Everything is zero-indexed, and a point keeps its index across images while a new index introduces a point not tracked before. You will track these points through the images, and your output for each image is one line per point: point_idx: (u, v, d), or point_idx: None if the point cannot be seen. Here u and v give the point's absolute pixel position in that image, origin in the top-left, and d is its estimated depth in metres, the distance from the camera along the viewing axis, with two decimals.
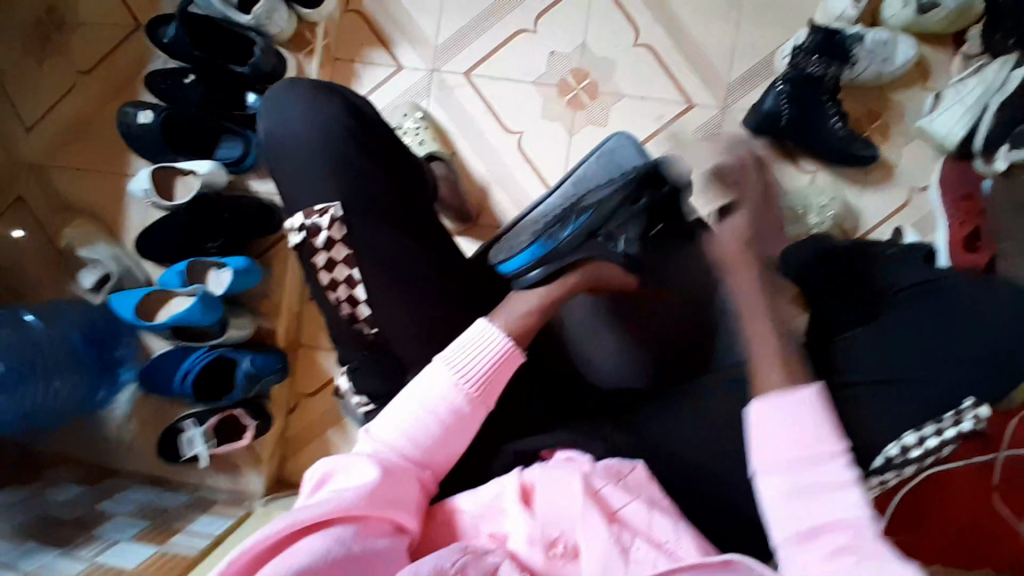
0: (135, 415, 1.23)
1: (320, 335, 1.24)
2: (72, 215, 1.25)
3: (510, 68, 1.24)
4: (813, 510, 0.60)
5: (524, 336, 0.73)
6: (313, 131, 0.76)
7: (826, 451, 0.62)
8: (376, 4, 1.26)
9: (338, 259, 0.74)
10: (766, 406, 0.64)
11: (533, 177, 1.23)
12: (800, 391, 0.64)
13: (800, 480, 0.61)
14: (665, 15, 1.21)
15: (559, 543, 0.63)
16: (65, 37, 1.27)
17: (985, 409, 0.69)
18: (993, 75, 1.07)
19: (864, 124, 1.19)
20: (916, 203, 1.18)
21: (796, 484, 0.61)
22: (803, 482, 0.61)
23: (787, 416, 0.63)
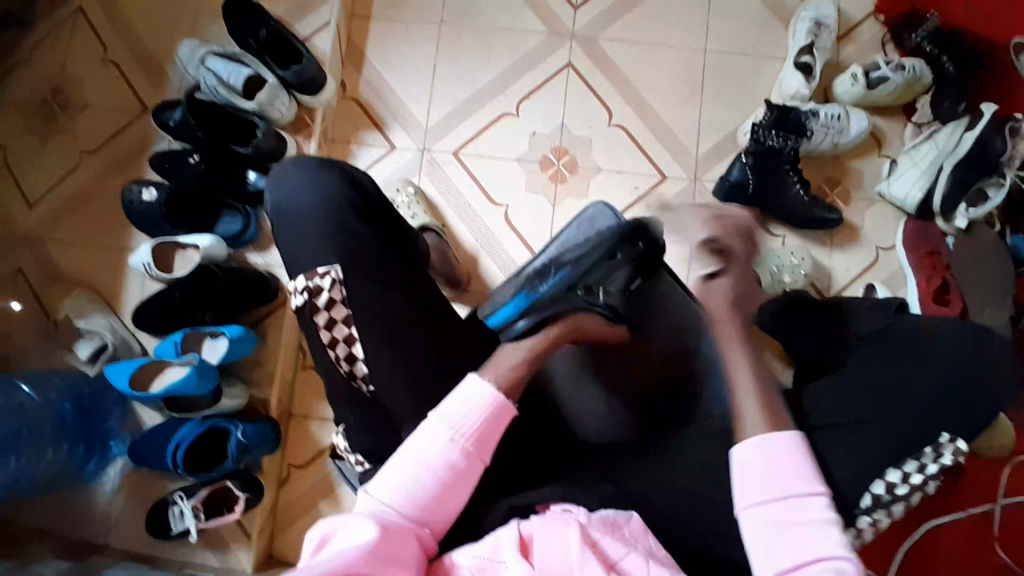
0: (124, 485, 1.21)
1: (314, 404, 1.27)
2: (69, 288, 1.28)
3: (496, 146, 1.33)
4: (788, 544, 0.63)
5: (513, 390, 0.75)
6: (314, 203, 0.81)
7: (807, 488, 0.65)
8: (370, 91, 1.37)
9: (337, 318, 0.77)
10: (746, 448, 0.68)
11: (519, 245, 1.29)
12: (784, 434, 0.69)
13: (778, 518, 0.64)
14: (636, 97, 1.33)
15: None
16: (76, 122, 1.35)
17: (961, 442, 0.77)
18: (946, 138, 1.18)
19: (827, 190, 1.27)
20: (884, 261, 1.25)
21: (777, 521, 0.64)
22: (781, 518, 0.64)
23: (764, 456, 0.67)
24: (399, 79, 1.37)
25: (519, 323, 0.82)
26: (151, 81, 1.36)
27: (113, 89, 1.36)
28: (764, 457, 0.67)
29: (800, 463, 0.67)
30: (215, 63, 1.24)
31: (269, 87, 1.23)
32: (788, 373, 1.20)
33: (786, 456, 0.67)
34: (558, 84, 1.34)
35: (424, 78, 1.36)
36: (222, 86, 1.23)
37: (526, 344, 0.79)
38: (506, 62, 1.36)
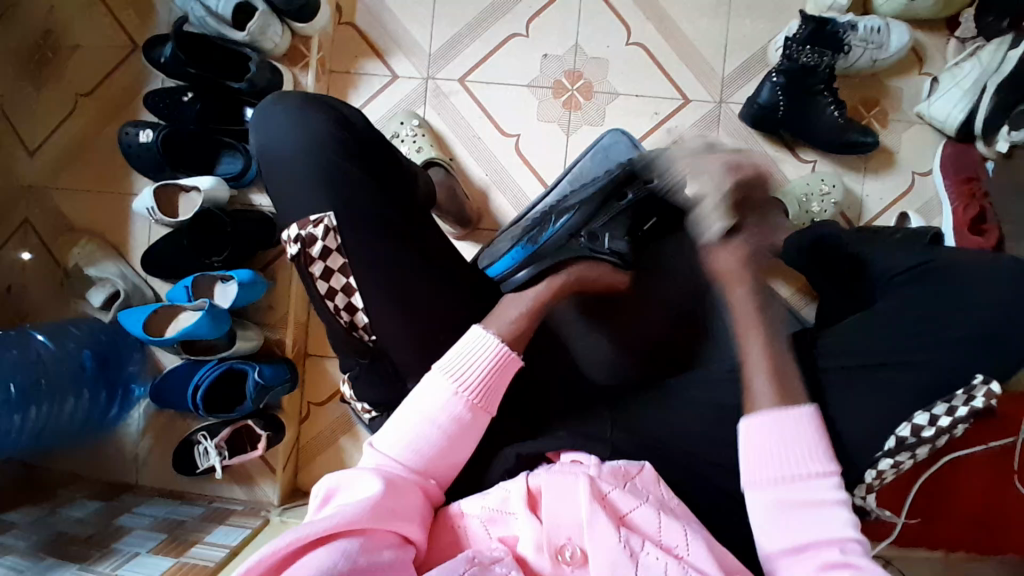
0: (149, 429, 1.24)
1: (326, 344, 1.26)
2: (79, 236, 1.26)
3: (505, 73, 1.25)
4: (799, 527, 0.64)
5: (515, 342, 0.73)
6: (305, 138, 0.76)
7: (812, 462, 0.66)
8: (368, 15, 1.27)
9: (332, 268, 0.74)
10: (756, 421, 0.68)
11: (529, 177, 1.23)
12: (796, 409, 0.68)
13: (786, 495, 0.65)
14: (656, 12, 1.22)
15: (566, 549, 0.63)
16: (65, 60, 1.28)
17: (995, 385, 0.74)
18: (989, 56, 1.07)
19: (862, 112, 1.18)
20: (920, 188, 1.17)
21: (784, 499, 0.65)
22: (791, 497, 0.65)
23: (780, 434, 0.67)
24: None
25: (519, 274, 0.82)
26: (139, 11, 1.27)
27: (101, 24, 1.28)
28: (766, 441, 0.67)
29: (809, 434, 0.67)
30: None
31: (261, 15, 1.14)
32: (811, 309, 1.15)
33: (796, 431, 0.67)
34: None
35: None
36: (211, 17, 1.15)
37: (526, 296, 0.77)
38: None
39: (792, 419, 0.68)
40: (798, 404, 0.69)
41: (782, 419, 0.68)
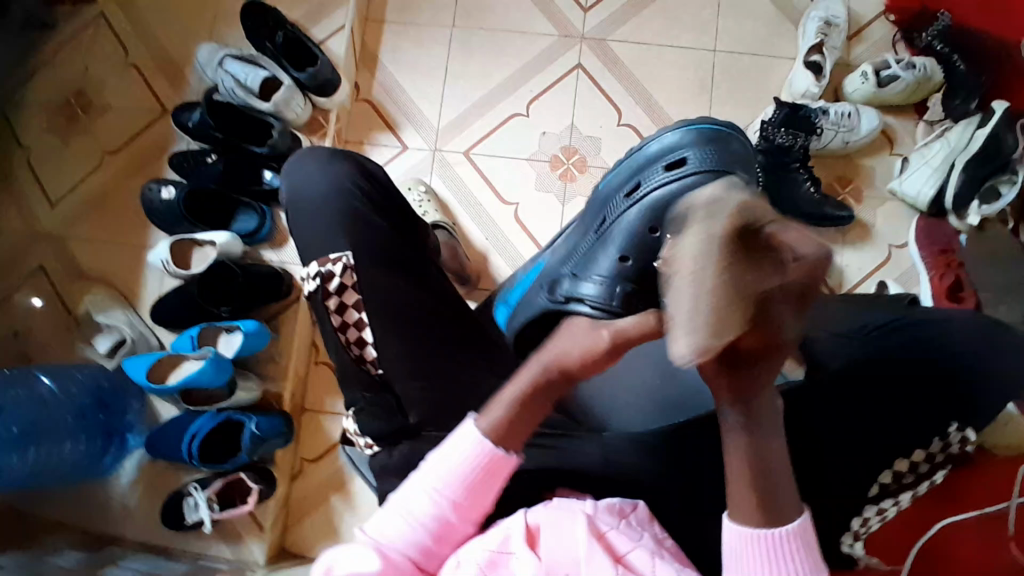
0: (139, 479, 1.23)
1: (329, 398, 1.28)
2: (92, 283, 1.32)
3: (506, 147, 1.35)
4: None
5: (509, 436, 0.67)
6: (325, 189, 0.84)
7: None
8: (383, 93, 1.39)
9: (348, 304, 0.79)
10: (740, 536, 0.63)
11: (527, 241, 1.31)
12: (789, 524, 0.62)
13: None
14: (644, 97, 1.34)
15: None
16: (97, 123, 1.38)
17: (969, 433, 0.81)
18: (957, 137, 1.18)
19: (837, 188, 1.27)
20: (896, 259, 1.24)
21: None
22: None
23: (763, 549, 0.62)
24: (412, 80, 1.39)
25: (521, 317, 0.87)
26: (173, 83, 1.39)
27: (136, 91, 1.39)
28: (744, 562, 0.63)
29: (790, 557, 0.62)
30: (232, 66, 1.29)
31: (286, 88, 1.26)
32: None
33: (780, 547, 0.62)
34: (568, 85, 1.36)
35: (436, 79, 1.39)
36: (239, 87, 1.27)
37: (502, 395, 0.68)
38: (517, 63, 1.38)
39: (779, 539, 0.62)
40: (782, 521, 0.62)
41: (759, 539, 0.62)
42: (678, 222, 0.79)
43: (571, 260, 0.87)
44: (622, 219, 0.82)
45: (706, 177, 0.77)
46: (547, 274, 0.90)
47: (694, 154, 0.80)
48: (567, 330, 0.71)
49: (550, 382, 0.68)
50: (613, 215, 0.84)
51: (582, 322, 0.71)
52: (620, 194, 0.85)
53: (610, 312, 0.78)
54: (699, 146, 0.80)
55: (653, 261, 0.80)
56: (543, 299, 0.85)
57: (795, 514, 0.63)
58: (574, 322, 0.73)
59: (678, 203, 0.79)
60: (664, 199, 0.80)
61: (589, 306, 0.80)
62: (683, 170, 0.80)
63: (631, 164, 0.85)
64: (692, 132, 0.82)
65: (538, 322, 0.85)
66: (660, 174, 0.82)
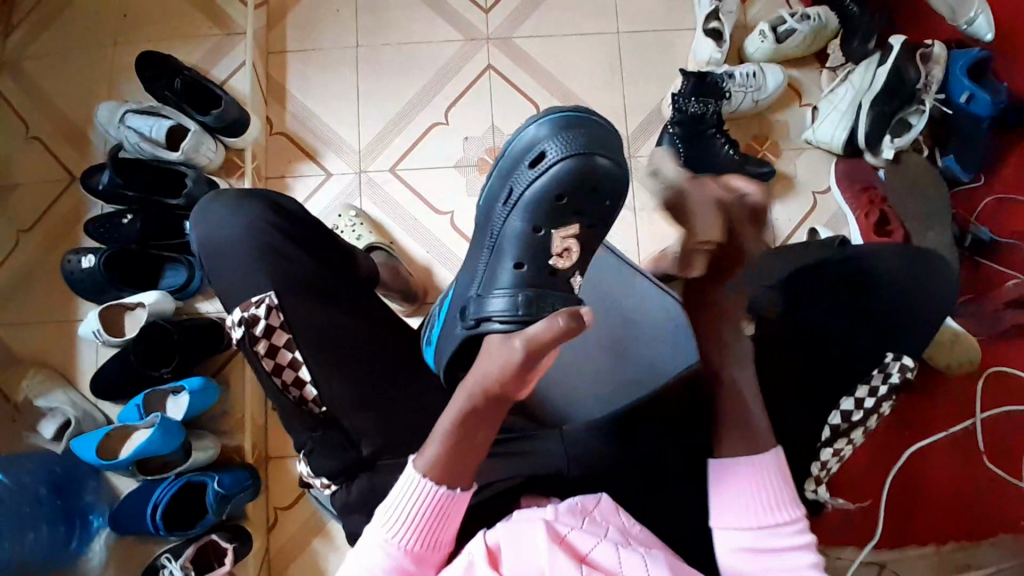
0: (108, 561, 1.18)
1: (286, 443, 1.25)
2: (23, 368, 1.25)
3: (432, 157, 1.34)
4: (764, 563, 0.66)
5: (447, 473, 0.65)
6: (237, 232, 0.81)
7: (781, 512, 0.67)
8: (297, 123, 1.36)
9: (278, 345, 0.76)
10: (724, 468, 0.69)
11: (467, 248, 1.30)
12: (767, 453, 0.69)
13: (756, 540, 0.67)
14: (558, 87, 1.35)
15: None
16: (2, 201, 1.32)
17: (908, 360, 0.86)
18: (860, 78, 1.23)
19: (756, 147, 1.30)
20: (823, 205, 1.27)
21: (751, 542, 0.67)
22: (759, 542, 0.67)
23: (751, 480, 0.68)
24: (324, 106, 1.37)
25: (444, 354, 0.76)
26: (75, 147, 1.34)
27: (40, 162, 1.33)
28: (731, 484, 0.69)
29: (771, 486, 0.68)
30: (134, 120, 1.24)
31: (193, 134, 1.22)
32: None
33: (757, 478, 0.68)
34: (482, 86, 1.36)
35: (349, 101, 1.37)
36: (145, 141, 1.22)
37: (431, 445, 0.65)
38: (428, 72, 1.37)
39: (764, 464, 0.69)
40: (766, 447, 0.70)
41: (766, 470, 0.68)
42: (561, 208, 0.74)
43: (475, 281, 0.79)
44: (509, 224, 0.76)
45: (573, 164, 0.73)
46: (456, 301, 0.81)
47: (553, 143, 0.75)
48: (486, 351, 0.64)
49: (479, 410, 0.63)
50: (499, 222, 0.77)
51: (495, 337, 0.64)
52: (497, 200, 0.78)
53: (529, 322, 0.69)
54: (558, 134, 0.75)
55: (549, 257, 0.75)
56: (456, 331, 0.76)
57: (770, 445, 0.70)
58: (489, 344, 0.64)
59: (556, 193, 0.74)
60: (539, 193, 0.74)
61: (499, 322, 0.71)
62: (546, 165, 0.74)
63: (503, 166, 0.78)
64: (546, 122, 0.77)
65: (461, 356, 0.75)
66: (526, 173, 0.76)
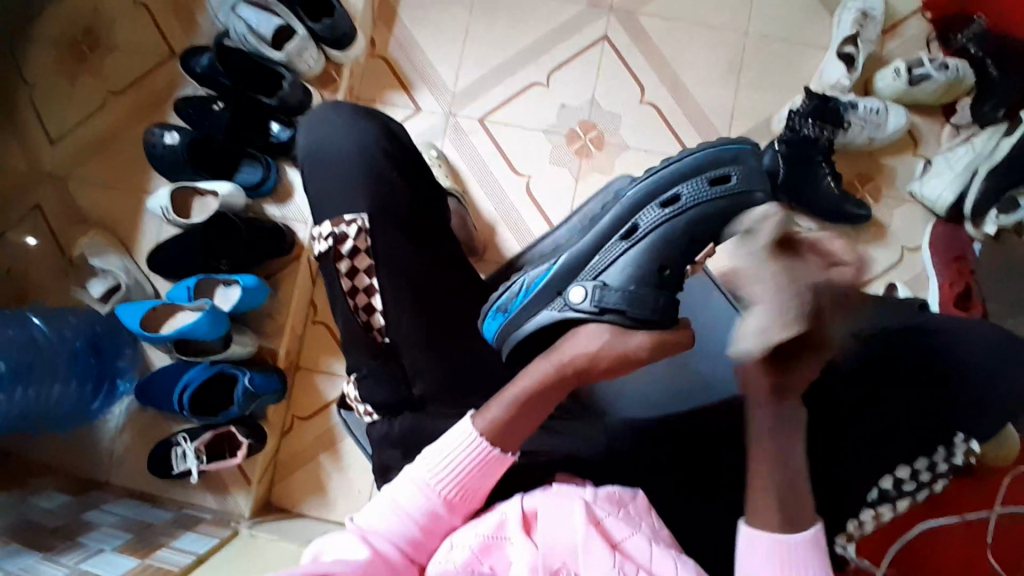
0: (130, 425, 1.22)
1: (320, 358, 1.27)
2: (86, 226, 1.28)
3: (524, 116, 1.31)
4: None
5: (509, 439, 0.66)
6: (343, 145, 0.82)
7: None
8: (399, 50, 1.35)
9: (359, 267, 0.79)
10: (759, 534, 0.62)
11: (537, 216, 1.28)
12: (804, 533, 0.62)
13: None
14: (669, 76, 1.30)
15: (561, 573, 0.61)
16: (101, 59, 1.34)
17: (976, 444, 0.80)
18: (982, 144, 1.16)
19: (857, 185, 1.25)
20: (909, 263, 1.23)
21: None
22: None
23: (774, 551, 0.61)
24: (430, 39, 1.34)
25: (526, 322, 0.76)
26: (181, 22, 1.34)
27: (144, 30, 1.34)
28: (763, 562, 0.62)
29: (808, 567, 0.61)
30: (245, 11, 1.22)
31: (300, 39, 1.21)
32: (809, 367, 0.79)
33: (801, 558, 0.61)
34: (591, 56, 1.32)
35: (455, 41, 1.34)
36: (251, 34, 1.21)
37: (493, 411, 0.66)
38: (541, 30, 1.33)
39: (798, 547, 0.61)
40: (804, 526, 0.62)
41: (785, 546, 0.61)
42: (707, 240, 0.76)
43: (591, 266, 0.75)
44: (661, 226, 0.74)
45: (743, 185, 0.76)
46: (561, 280, 0.76)
47: (741, 173, 0.76)
48: (582, 333, 0.71)
49: (559, 382, 0.68)
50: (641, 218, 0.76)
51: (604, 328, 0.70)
52: (652, 199, 0.75)
53: (650, 322, 0.70)
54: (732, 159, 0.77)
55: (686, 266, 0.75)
56: (555, 304, 0.75)
57: (812, 522, 0.63)
58: (590, 328, 0.71)
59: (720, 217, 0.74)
60: (706, 212, 0.74)
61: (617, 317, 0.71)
62: (730, 186, 0.74)
63: (677, 169, 0.77)
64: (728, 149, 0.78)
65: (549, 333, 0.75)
66: (702, 187, 0.75)
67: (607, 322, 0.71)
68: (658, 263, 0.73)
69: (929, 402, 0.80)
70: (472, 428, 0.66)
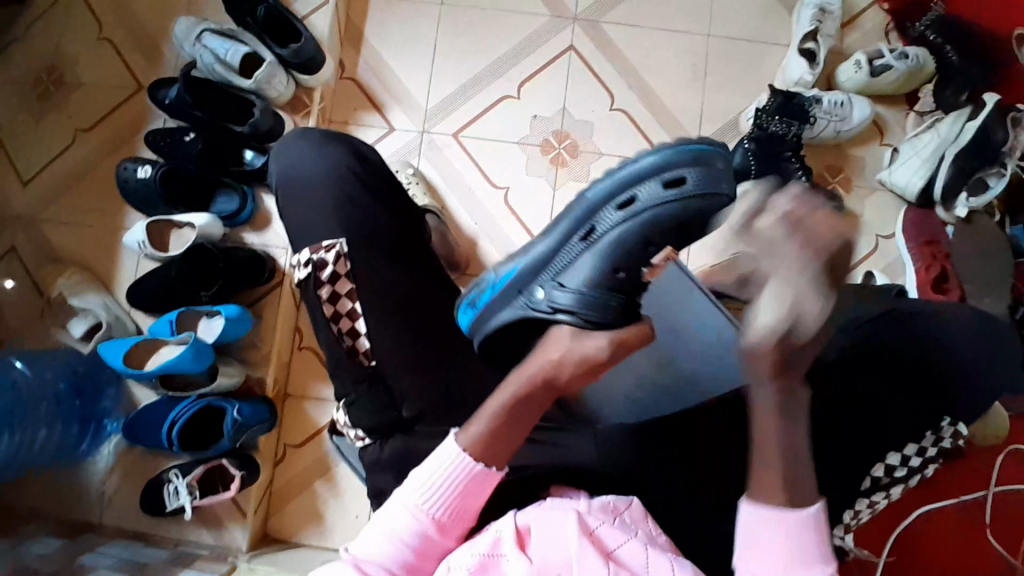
0: (119, 465, 1.21)
1: (308, 384, 1.26)
2: (63, 265, 1.27)
3: (497, 129, 1.32)
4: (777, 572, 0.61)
5: (492, 456, 0.66)
6: (316, 173, 0.83)
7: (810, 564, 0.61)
8: (369, 71, 1.35)
9: (340, 293, 0.79)
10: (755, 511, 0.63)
11: (517, 227, 1.29)
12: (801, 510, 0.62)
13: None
14: (637, 81, 1.32)
15: None
16: (68, 96, 1.33)
17: (961, 426, 0.84)
18: (947, 128, 1.17)
19: (828, 178, 1.27)
20: (884, 250, 1.25)
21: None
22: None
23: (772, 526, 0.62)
24: (400, 59, 1.35)
25: (493, 319, 0.77)
26: (148, 56, 1.33)
27: (111, 65, 1.33)
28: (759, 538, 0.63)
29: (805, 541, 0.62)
30: (211, 41, 1.23)
31: (268, 65, 1.20)
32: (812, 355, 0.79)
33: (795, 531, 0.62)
34: (560, 66, 1.33)
35: (425, 58, 1.35)
36: (219, 64, 1.21)
37: (470, 430, 0.66)
38: (508, 43, 1.34)
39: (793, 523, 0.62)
40: (802, 504, 0.63)
41: (784, 518, 0.62)
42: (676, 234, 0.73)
43: (549, 268, 0.76)
44: (617, 229, 0.73)
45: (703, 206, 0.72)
46: (523, 279, 0.77)
47: (699, 174, 0.73)
48: (553, 338, 0.71)
49: (525, 402, 0.67)
50: (597, 220, 0.75)
51: (561, 334, 0.71)
52: (609, 201, 0.74)
53: (601, 324, 0.70)
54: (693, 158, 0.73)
55: (642, 269, 0.74)
56: (517, 305, 0.76)
57: (812, 501, 0.63)
58: (557, 332, 0.72)
59: (676, 222, 0.72)
60: (660, 217, 0.72)
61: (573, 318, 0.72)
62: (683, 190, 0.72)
63: (634, 168, 0.74)
64: (692, 149, 0.74)
65: (515, 329, 0.77)
66: (656, 188, 0.73)
67: (562, 323, 0.72)
68: (614, 267, 0.72)
69: (910, 389, 0.81)
70: (453, 447, 0.66)
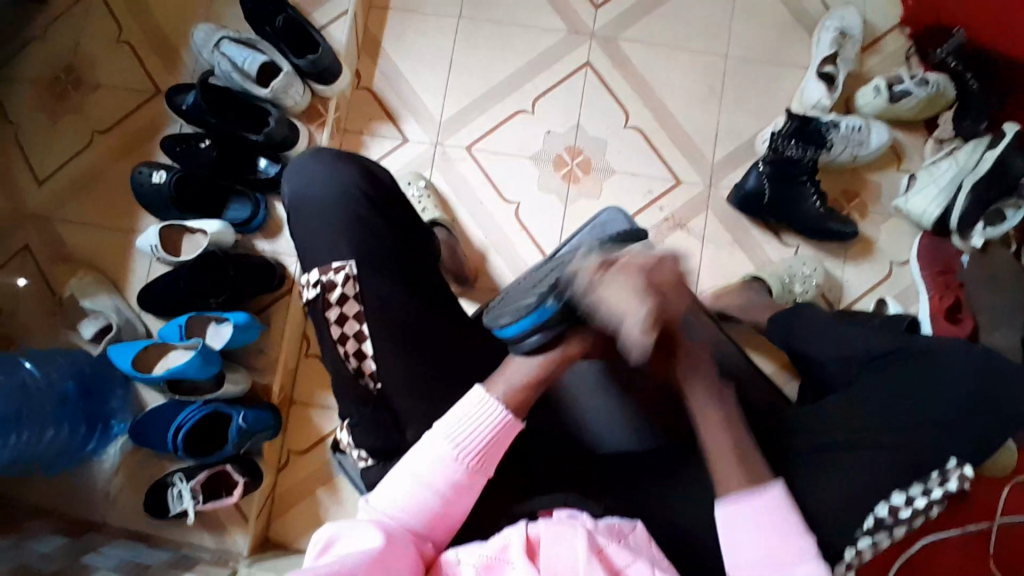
0: (124, 466, 1.22)
1: (314, 392, 1.27)
2: (76, 266, 1.28)
3: (511, 144, 1.32)
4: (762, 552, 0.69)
5: (522, 404, 0.75)
6: (327, 190, 0.83)
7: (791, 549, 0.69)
8: (384, 83, 1.36)
9: (348, 314, 0.79)
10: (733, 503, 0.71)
11: (527, 243, 1.28)
12: (767, 491, 0.71)
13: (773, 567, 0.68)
14: (652, 100, 1.31)
15: None
16: (86, 98, 1.34)
17: (967, 469, 0.78)
18: (966, 157, 1.16)
19: (843, 203, 1.26)
20: (898, 277, 1.24)
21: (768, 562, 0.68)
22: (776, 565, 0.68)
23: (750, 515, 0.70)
24: (416, 71, 1.36)
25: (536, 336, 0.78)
26: (167, 61, 1.35)
27: (130, 69, 1.35)
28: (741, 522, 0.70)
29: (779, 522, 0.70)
30: (229, 49, 1.24)
31: (284, 74, 1.22)
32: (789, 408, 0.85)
33: (767, 516, 0.70)
34: (575, 83, 1.33)
35: (440, 71, 1.35)
36: (237, 72, 1.23)
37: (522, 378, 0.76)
38: (524, 57, 1.34)
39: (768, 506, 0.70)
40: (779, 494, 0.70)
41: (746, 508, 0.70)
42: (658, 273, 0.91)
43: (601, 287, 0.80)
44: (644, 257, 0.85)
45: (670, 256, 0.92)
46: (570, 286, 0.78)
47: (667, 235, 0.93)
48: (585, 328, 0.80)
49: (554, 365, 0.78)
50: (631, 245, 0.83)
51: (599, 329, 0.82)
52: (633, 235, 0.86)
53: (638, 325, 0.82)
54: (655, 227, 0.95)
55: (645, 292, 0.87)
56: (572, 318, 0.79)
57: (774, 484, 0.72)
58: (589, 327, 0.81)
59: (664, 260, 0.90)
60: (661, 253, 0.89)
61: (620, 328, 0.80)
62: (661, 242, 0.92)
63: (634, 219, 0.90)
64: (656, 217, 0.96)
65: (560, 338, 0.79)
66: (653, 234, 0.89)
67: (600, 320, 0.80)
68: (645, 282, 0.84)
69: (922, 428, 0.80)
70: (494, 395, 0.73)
